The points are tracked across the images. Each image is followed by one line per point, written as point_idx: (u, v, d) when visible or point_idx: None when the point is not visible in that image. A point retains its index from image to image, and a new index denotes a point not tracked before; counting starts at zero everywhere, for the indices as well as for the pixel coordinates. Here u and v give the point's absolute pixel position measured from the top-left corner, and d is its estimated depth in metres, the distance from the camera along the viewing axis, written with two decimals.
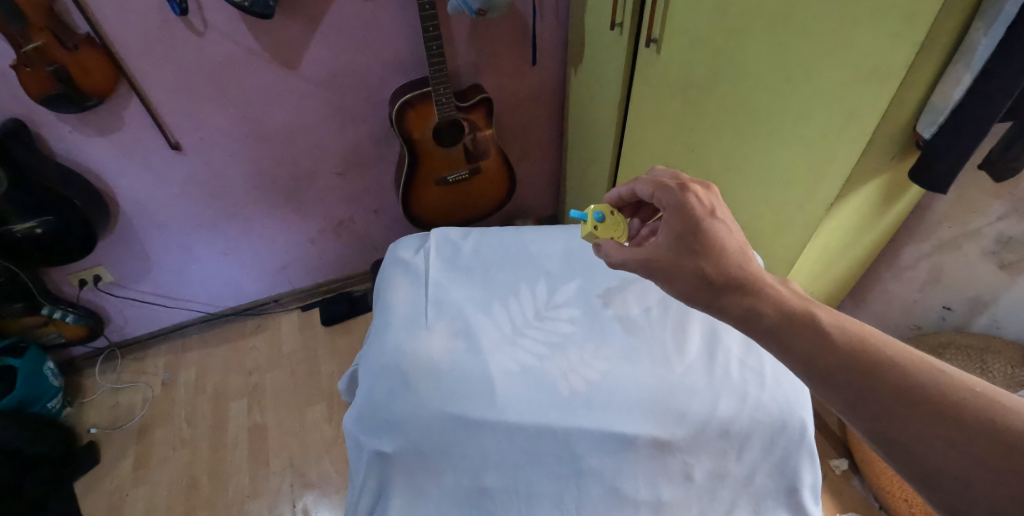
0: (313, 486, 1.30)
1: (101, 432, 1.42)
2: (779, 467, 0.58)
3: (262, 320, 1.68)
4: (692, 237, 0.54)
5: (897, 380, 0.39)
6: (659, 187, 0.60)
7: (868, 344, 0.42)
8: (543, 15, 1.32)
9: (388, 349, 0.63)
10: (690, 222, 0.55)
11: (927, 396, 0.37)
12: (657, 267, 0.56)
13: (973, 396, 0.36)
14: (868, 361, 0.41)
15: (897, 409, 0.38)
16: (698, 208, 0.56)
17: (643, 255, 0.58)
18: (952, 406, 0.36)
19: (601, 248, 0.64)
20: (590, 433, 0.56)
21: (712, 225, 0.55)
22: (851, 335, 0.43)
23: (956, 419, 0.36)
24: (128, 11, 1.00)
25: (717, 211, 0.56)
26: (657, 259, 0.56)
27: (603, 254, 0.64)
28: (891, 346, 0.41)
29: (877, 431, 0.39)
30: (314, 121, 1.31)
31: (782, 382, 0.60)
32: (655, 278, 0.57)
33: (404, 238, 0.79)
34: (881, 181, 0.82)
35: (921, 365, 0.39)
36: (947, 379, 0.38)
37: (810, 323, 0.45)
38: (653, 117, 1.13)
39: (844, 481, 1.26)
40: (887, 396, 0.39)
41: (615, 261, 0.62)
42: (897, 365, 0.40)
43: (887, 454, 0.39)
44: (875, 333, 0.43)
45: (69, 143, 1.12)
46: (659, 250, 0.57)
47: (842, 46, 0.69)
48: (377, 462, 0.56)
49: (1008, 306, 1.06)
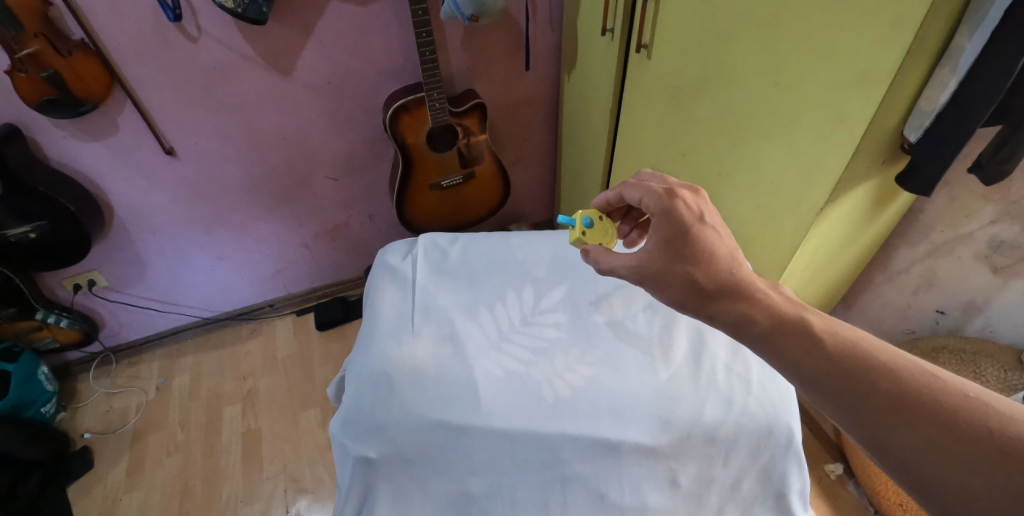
0: (306, 491, 1.29)
1: (95, 437, 1.41)
2: (765, 472, 0.58)
3: (256, 325, 1.68)
4: (681, 242, 0.54)
5: (889, 386, 0.39)
6: (647, 192, 0.58)
7: (859, 350, 0.42)
8: (536, 21, 1.33)
9: (375, 356, 0.63)
10: (680, 228, 0.54)
11: (921, 402, 0.37)
12: (646, 274, 0.55)
13: (966, 402, 0.36)
14: (858, 367, 0.41)
15: (889, 416, 0.38)
16: (687, 214, 0.55)
17: (633, 262, 0.57)
18: (946, 411, 0.36)
19: (589, 254, 0.63)
20: (576, 439, 0.56)
21: (701, 231, 0.54)
22: (842, 341, 0.43)
23: (949, 424, 0.36)
24: (121, 17, 1.00)
25: (706, 217, 0.55)
26: (646, 266, 0.55)
27: (591, 260, 0.63)
28: (882, 353, 0.41)
29: (871, 437, 0.39)
30: (309, 126, 1.31)
31: (768, 387, 0.60)
32: (645, 285, 0.56)
33: (392, 243, 0.79)
34: (870, 186, 0.82)
35: (914, 371, 0.39)
36: (940, 384, 0.38)
37: (801, 329, 0.45)
38: (644, 123, 1.14)
39: (839, 486, 1.25)
40: (881, 404, 0.39)
41: (603, 267, 0.61)
42: (889, 371, 0.40)
43: (882, 461, 0.39)
44: (866, 338, 0.43)
45: (63, 148, 1.13)
46: (648, 256, 0.55)
47: (828, 52, 0.69)
48: (361, 469, 0.55)
49: (1002, 309, 1.06)
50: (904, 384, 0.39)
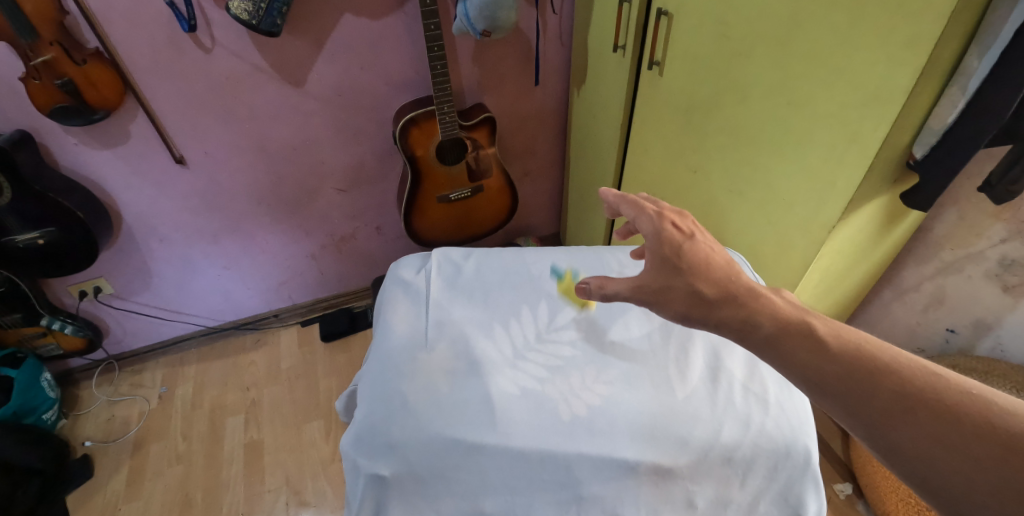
0: (308, 505, 1.28)
1: (95, 445, 1.40)
2: (783, 494, 0.57)
3: (260, 336, 1.67)
4: (677, 260, 0.53)
5: (894, 385, 0.38)
6: (639, 212, 0.58)
7: (864, 352, 0.41)
8: (547, 36, 1.34)
9: (387, 371, 0.63)
10: (671, 247, 0.54)
11: (925, 400, 0.37)
12: (647, 295, 0.53)
13: (970, 400, 0.36)
14: (864, 369, 0.40)
15: (895, 416, 0.38)
16: (676, 233, 0.55)
17: (633, 282, 0.54)
18: (950, 409, 0.36)
19: (589, 284, 0.58)
20: (592, 459, 0.55)
21: (693, 248, 0.53)
22: (848, 344, 0.42)
23: (952, 421, 0.36)
24: (136, 27, 1.01)
25: (698, 235, 0.55)
26: (647, 284, 0.53)
27: (591, 290, 0.58)
28: (886, 354, 0.40)
29: (878, 437, 0.38)
30: (319, 137, 1.32)
31: (786, 407, 0.60)
32: (652, 306, 0.53)
33: (406, 257, 0.80)
34: (880, 204, 0.82)
35: (917, 371, 0.39)
36: (942, 382, 0.38)
37: (806, 332, 0.44)
38: (655, 138, 1.14)
39: (848, 506, 1.24)
40: (887, 403, 0.38)
41: (607, 291, 0.56)
42: (893, 371, 0.39)
43: (888, 461, 0.38)
44: (870, 340, 0.42)
45: (74, 155, 1.13)
46: (646, 276, 0.54)
47: (839, 73, 0.70)
48: (374, 485, 0.55)
49: (1013, 330, 1.05)
50: (907, 382, 0.38)
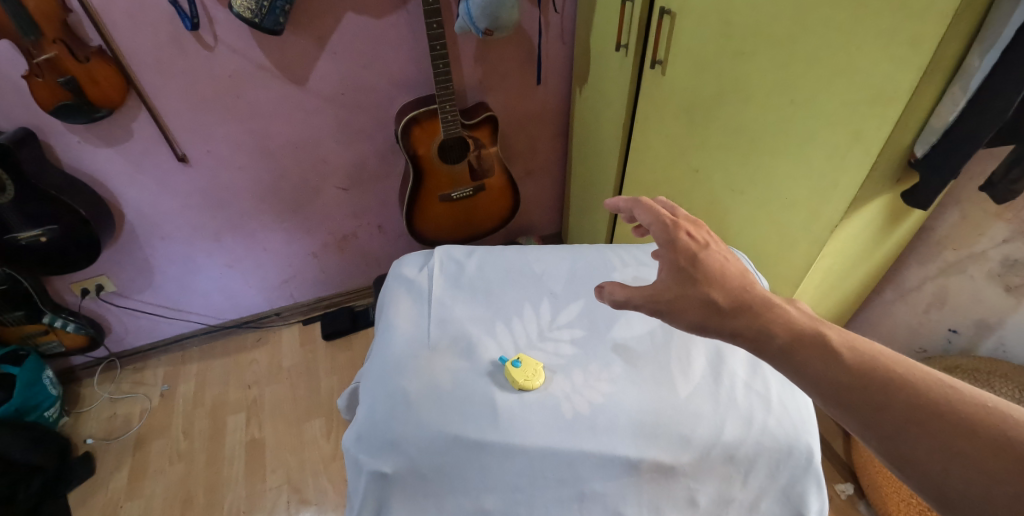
0: (309, 503, 1.28)
1: (97, 443, 1.40)
2: (784, 492, 0.57)
3: (262, 334, 1.67)
4: (693, 268, 0.52)
5: (910, 398, 0.38)
6: (655, 220, 0.57)
7: (876, 363, 0.41)
8: (549, 34, 1.34)
9: (391, 369, 0.63)
10: (688, 256, 0.53)
11: (939, 413, 0.37)
12: (663, 307, 0.52)
13: (986, 413, 0.36)
14: (879, 381, 0.40)
15: (910, 429, 0.38)
16: (691, 243, 0.54)
17: (646, 292, 0.53)
18: (966, 422, 0.36)
19: (603, 289, 0.58)
20: (594, 457, 0.55)
21: (708, 257, 0.53)
22: (862, 355, 0.42)
23: (969, 434, 0.36)
24: (139, 25, 1.01)
25: (712, 245, 0.55)
26: (662, 295, 0.52)
27: (605, 295, 0.57)
28: (900, 365, 0.40)
29: (893, 450, 0.38)
30: (321, 135, 1.32)
31: (788, 406, 0.60)
32: (663, 316, 0.53)
33: (409, 255, 0.80)
34: (883, 203, 0.82)
35: (931, 383, 0.39)
36: (958, 395, 0.38)
37: (820, 343, 0.43)
38: (658, 137, 1.14)
39: (850, 507, 1.23)
40: (902, 415, 0.38)
41: (618, 299, 0.56)
42: (908, 383, 0.39)
43: (902, 473, 0.39)
44: (884, 352, 0.42)
45: (76, 152, 1.13)
46: (662, 286, 0.53)
47: (842, 72, 0.70)
48: (376, 483, 0.55)
49: (1015, 330, 1.05)
50: (922, 395, 0.38)
